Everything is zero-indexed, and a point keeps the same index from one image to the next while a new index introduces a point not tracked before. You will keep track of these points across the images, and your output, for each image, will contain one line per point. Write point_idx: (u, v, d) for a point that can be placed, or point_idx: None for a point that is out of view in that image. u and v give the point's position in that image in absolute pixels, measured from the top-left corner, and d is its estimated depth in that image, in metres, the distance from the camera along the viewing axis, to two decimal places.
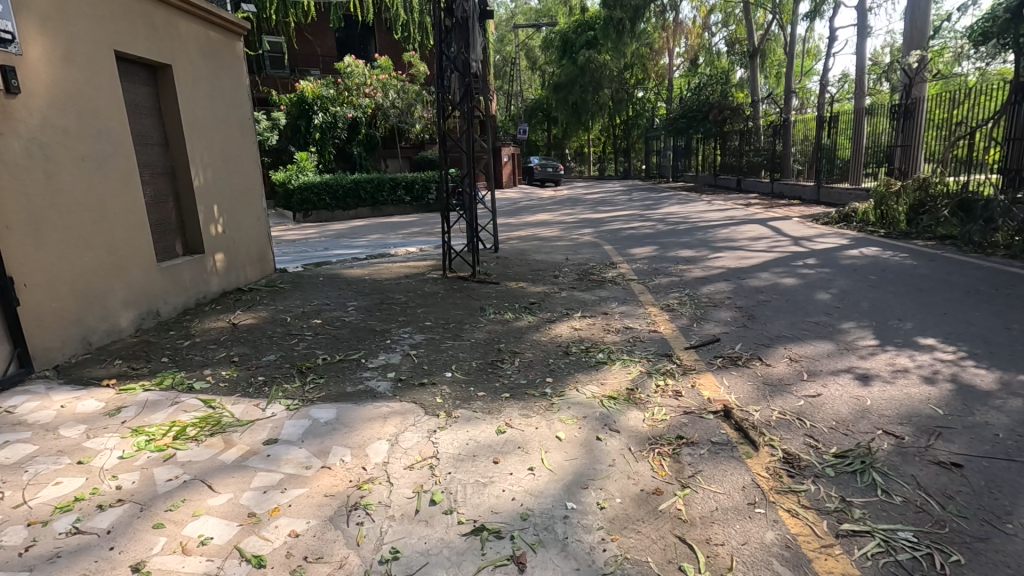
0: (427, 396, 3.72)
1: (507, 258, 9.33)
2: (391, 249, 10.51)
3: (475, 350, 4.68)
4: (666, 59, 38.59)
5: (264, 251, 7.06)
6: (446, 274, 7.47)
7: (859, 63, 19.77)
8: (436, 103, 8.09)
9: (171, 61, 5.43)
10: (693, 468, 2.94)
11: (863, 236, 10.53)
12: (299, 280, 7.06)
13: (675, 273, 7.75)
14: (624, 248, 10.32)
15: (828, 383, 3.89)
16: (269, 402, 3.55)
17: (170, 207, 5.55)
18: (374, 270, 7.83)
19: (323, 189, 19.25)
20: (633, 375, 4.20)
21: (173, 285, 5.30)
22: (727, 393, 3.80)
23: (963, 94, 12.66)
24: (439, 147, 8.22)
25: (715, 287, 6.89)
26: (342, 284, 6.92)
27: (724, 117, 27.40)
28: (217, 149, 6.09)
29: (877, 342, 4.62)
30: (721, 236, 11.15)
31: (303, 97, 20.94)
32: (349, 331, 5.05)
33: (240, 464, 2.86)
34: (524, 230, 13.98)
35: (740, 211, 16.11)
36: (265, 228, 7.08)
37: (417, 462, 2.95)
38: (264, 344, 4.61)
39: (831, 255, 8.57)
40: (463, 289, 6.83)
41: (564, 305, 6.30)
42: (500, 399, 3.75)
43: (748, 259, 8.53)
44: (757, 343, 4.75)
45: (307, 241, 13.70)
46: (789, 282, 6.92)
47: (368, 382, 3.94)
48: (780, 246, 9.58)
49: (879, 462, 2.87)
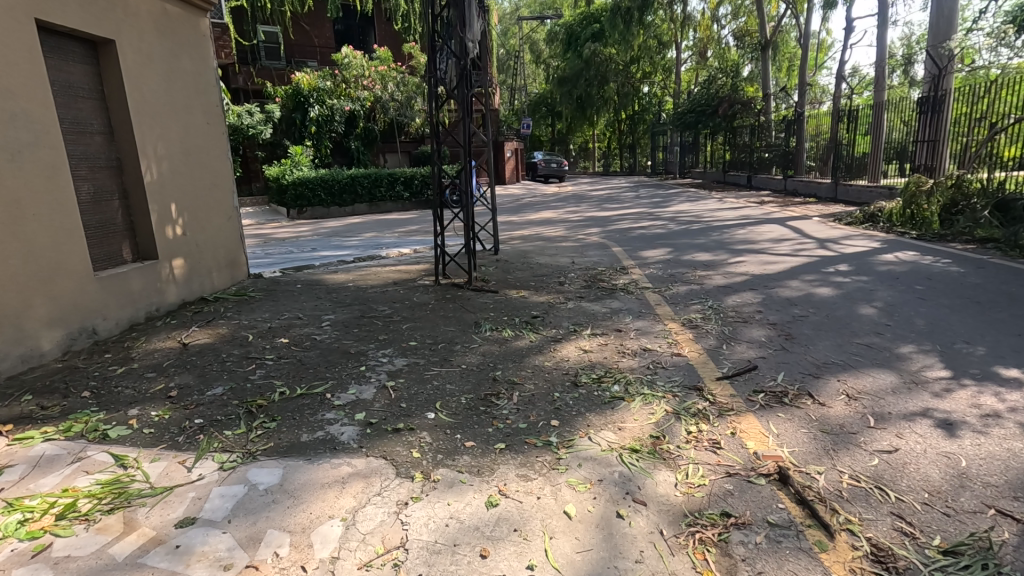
0: (401, 450, 2.97)
1: (508, 261, 8.55)
2: (382, 250, 9.74)
3: (466, 380, 3.91)
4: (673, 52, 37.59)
5: (235, 254, 6.31)
6: (439, 281, 6.70)
7: (879, 54, 18.86)
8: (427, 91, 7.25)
9: (116, 36, 4.68)
10: (750, 568, 2.18)
11: (893, 238, 9.71)
12: (273, 288, 6.28)
13: (694, 280, 6.97)
14: (635, 250, 9.52)
15: (904, 433, 3.11)
16: (198, 457, 2.80)
17: (116, 206, 4.79)
18: (360, 276, 7.06)
19: (318, 184, 18.50)
20: (656, 417, 3.43)
21: (116, 297, 4.54)
22: (777, 447, 3.03)
23: (985, 88, 12.14)
24: (433, 141, 7.37)
25: (740, 298, 6.10)
26: (320, 293, 6.15)
27: (734, 111, 26.51)
28: (175, 138, 5.32)
29: (949, 373, 3.84)
30: (739, 237, 10.34)
31: (299, 89, 20.00)
32: (319, 354, 4.28)
33: (133, 563, 2.10)
34: (526, 228, 13.22)
35: (755, 210, 15.28)
36: (236, 229, 6.32)
37: (377, 558, 2.19)
38: (212, 372, 3.85)
39: (865, 260, 7.77)
40: (457, 299, 6.06)
41: (570, 319, 5.53)
42: (493, 453, 2.99)
43: (773, 264, 7.73)
44: (804, 373, 3.98)
45: (297, 239, 12.94)
46: (824, 292, 6.14)
47: (330, 428, 3.17)
48: (805, 250, 8.78)
49: (1009, 568, 2.10)
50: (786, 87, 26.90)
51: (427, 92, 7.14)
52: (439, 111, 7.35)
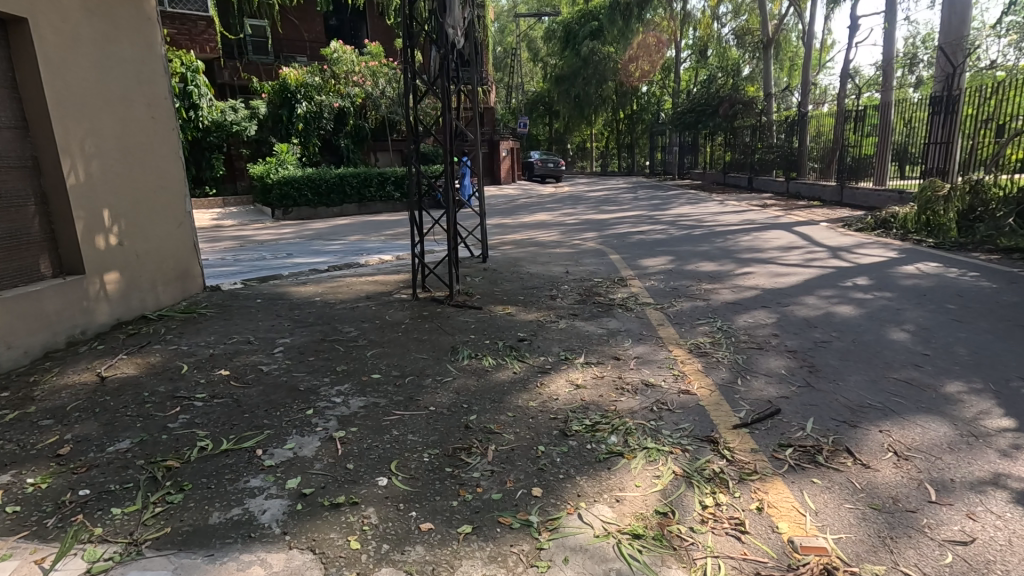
0: (335, 537, 2.30)
1: (496, 270, 7.90)
2: (362, 255, 9.06)
3: (432, 429, 3.24)
4: (673, 50, 36.96)
5: (186, 264, 5.64)
6: (416, 295, 6.02)
7: (887, 53, 18.21)
8: (404, 83, 6.51)
9: (29, 13, 4.00)
10: None
11: (910, 246, 9.08)
12: (229, 304, 5.59)
13: (699, 295, 6.34)
14: (634, 258, 8.88)
15: (979, 514, 2.45)
16: (63, 554, 2.13)
17: (31, 213, 4.13)
18: (330, 288, 6.39)
19: (304, 184, 17.79)
20: (662, 484, 2.76)
21: (24, 320, 3.89)
22: (818, 532, 2.38)
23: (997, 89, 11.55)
24: (410, 140, 6.60)
25: (752, 318, 5.46)
26: (281, 309, 5.46)
27: (735, 111, 25.90)
28: (108, 134, 4.64)
29: (1014, 424, 3.19)
30: (745, 244, 9.71)
31: (285, 84, 19.31)
32: (261, 392, 3.60)
33: None
34: (519, 232, 12.57)
35: (758, 214, 14.64)
36: (189, 236, 5.65)
37: None
38: (123, 418, 3.17)
39: (884, 272, 7.13)
40: (436, 317, 5.40)
41: (561, 342, 4.88)
42: (456, 543, 2.32)
43: (784, 277, 7.08)
44: (838, 421, 3.32)
45: (277, 242, 12.26)
46: (845, 311, 5.51)
47: (250, 502, 2.50)
48: (817, 259, 8.13)
49: None
50: (788, 86, 26.28)
51: (404, 85, 6.39)
52: (417, 107, 6.61)
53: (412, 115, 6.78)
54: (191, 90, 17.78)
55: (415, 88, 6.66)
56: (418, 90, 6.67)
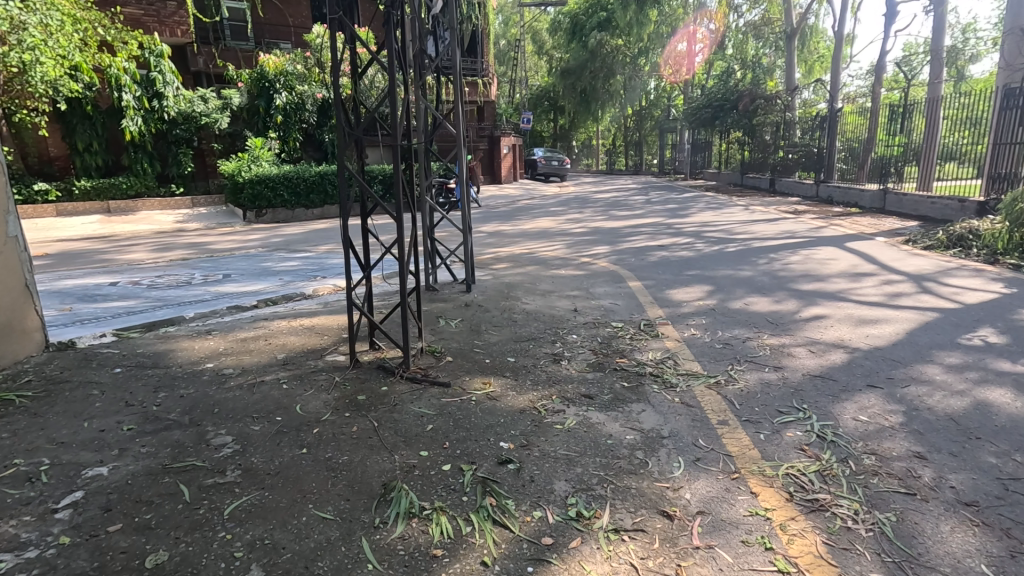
0: None
1: (481, 305, 6.01)
2: (316, 279, 7.19)
3: None
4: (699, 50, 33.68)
5: (13, 317, 3.83)
6: (353, 363, 4.07)
7: (935, 43, 16.14)
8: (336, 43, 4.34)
9: None
10: None
11: (1012, 275, 7.11)
12: (66, 377, 3.70)
13: (768, 359, 4.45)
14: (662, 286, 7.00)
15: None
16: None
17: None
18: (241, 342, 4.52)
19: (280, 182, 15.84)
20: None
21: None
22: None
23: None
24: (347, 130, 4.39)
25: (863, 410, 3.56)
26: (142, 390, 3.57)
27: (755, 107, 23.67)
28: None
29: None
30: (797, 267, 7.82)
31: (263, 72, 17.26)
32: None
33: None
34: (517, 244, 10.67)
35: (793, 223, 12.75)
36: (15, 272, 3.81)
37: None
38: None
39: (1012, 319, 5.18)
40: (376, 408, 3.49)
41: (568, 468, 2.95)
42: None
43: (875, 326, 5.15)
44: None
45: (233, 253, 10.43)
46: (1008, 401, 3.58)
47: None
48: (903, 295, 6.19)
49: None
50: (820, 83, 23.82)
51: (334, 46, 4.21)
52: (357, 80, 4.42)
53: (351, 94, 4.60)
54: (154, 77, 16.15)
55: (354, 51, 4.50)
56: (358, 56, 4.53)
